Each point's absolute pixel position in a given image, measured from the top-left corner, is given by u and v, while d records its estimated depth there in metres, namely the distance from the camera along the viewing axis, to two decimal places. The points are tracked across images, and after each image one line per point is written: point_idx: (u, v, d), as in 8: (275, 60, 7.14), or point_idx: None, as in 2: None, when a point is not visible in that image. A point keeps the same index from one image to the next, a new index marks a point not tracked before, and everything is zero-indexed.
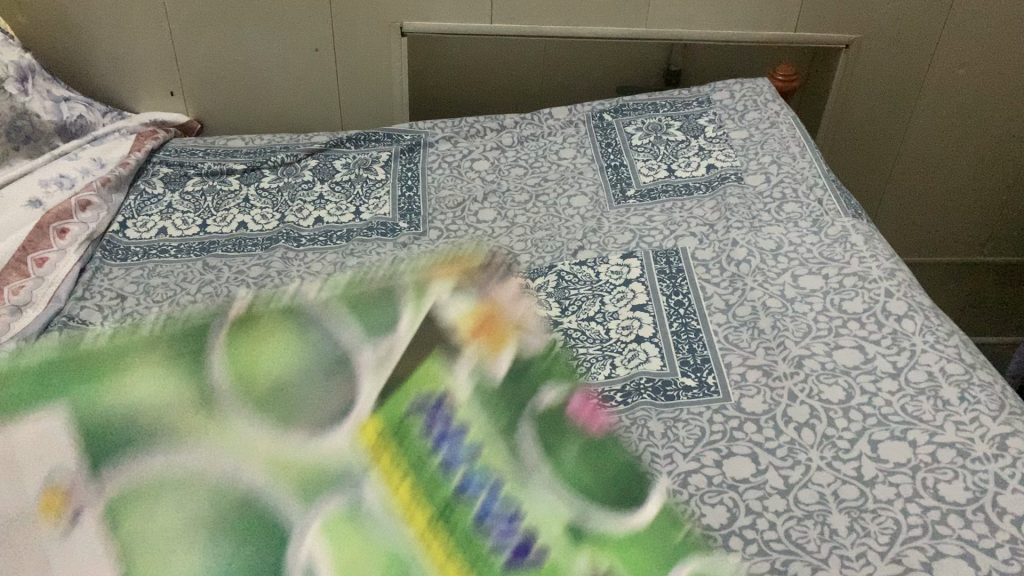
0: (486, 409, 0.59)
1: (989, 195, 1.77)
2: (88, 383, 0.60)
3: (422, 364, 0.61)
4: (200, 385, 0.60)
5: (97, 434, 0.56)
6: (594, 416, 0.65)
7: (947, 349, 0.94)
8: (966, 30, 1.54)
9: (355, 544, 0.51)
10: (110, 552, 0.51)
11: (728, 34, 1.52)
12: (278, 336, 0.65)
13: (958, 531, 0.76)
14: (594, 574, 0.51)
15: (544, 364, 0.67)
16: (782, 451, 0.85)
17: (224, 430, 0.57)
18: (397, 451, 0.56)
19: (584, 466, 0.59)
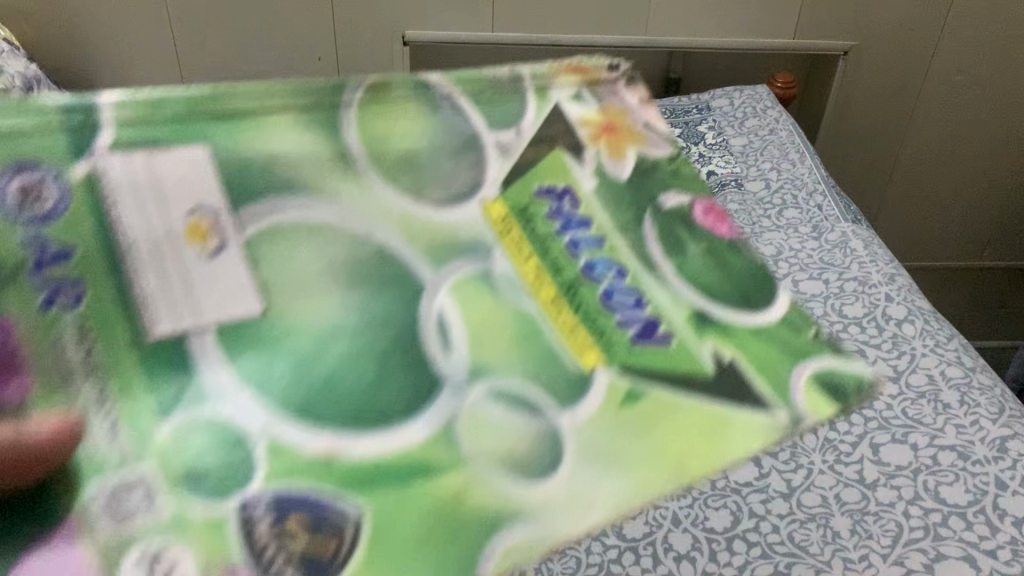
0: (610, 207, 0.60)
1: (988, 201, 1.78)
2: (222, 120, 0.55)
3: (546, 155, 0.61)
4: (338, 142, 0.57)
5: (236, 174, 0.54)
6: (723, 223, 0.62)
7: (947, 354, 0.95)
8: (963, 36, 1.55)
9: (485, 309, 0.55)
10: (254, 284, 0.52)
11: (728, 41, 1.54)
12: (411, 107, 0.60)
13: (959, 533, 0.77)
14: (718, 358, 0.52)
15: (669, 170, 0.64)
16: (785, 455, 0.86)
17: (363, 190, 0.56)
18: (522, 233, 0.58)
19: (713, 263, 0.59)
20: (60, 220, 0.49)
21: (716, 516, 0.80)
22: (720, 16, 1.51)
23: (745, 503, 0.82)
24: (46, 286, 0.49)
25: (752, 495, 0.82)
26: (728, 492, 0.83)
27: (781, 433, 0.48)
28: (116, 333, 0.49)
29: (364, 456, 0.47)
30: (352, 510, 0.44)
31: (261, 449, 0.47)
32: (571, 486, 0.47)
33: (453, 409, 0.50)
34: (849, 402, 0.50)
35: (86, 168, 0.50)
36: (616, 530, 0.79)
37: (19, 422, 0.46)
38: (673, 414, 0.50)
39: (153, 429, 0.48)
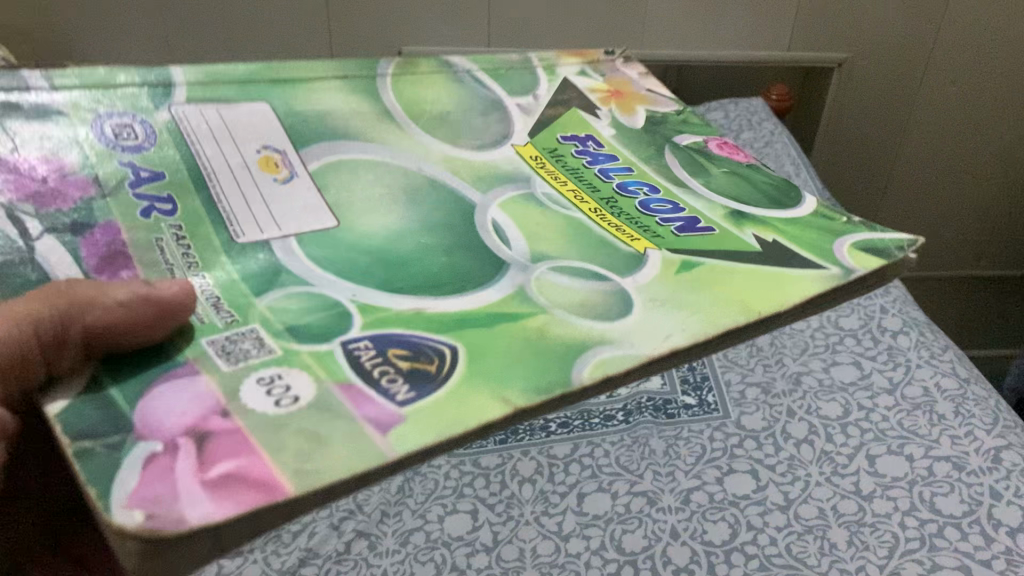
0: (630, 147, 0.68)
1: (984, 210, 1.79)
2: (277, 86, 0.63)
3: (566, 113, 0.71)
4: (380, 104, 0.65)
5: (298, 123, 0.61)
6: (734, 152, 0.71)
7: (941, 365, 0.95)
8: (956, 46, 1.56)
9: (534, 216, 0.58)
10: (325, 204, 0.55)
11: (722, 54, 1.55)
12: (436, 84, 0.70)
13: (955, 543, 0.77)
14: (760, 235, 0.56)
15: (679, 119, 0.74)
16: (782, 467, 0.87)
17: (407, 137, 0.63)
18: (555, 165, 0.64)
19: (733, 180, 0.66)
20: (146, 150, 0.54)
21: (715, 529, 0.81)
22: (715, 30, 1.52)
23: (743, 516, 0.82)
24: (143, 200, 0.52)
25: (750, 508, 0.83)
26: (726, 505, 0.84)
27: (837, 280, 0.49)
28: (206, 234, 0.51)
29: (452, 311, 0.47)
30: (448, 346, 0.43)
31: (353, 306, 0.46)
32: (649, 318, 0.47)
33: (525, 280, 0.50)
34: (894, 256, 0.52)
35: (167, 116, 0.56)
36: (616, 544, 0.81)
37: (147, 284, 0.44)
38: (731, 274, 0.51)
39: (251, 300, 0.46)
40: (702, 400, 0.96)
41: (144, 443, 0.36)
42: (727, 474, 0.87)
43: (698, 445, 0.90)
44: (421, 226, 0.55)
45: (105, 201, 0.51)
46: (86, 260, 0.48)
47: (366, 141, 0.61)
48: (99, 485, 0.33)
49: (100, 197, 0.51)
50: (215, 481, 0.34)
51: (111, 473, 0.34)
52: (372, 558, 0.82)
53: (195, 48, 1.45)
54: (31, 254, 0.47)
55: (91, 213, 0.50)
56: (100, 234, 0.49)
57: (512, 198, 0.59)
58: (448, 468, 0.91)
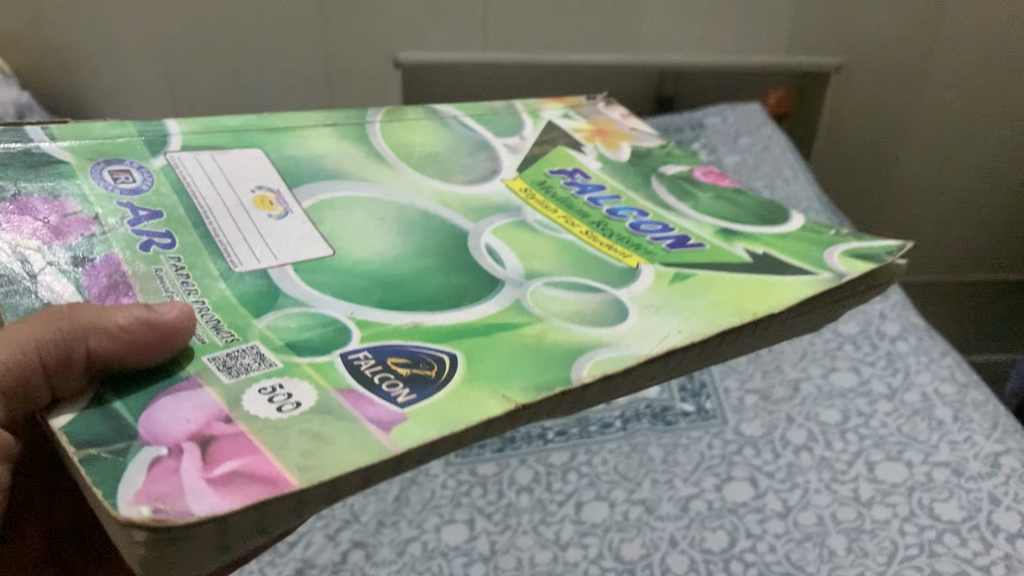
0: (617, 179, 0.72)
1: (984, 214, 1.78)
2: (272, 136, 0.67)
3: (553, 152, 0.75)
4: (370, 150, 0.69)
5: (292, 168, 0.64)
6: (720, 180, 0.74)
7: (940, 370, 0.94)
8: (955, 49, 1.56)
9: (526, 238, 0.60)
10: (322, 237, 0.57)
11: (718, 60, 1.54)
12: (422, 131, 0.74)
13: (954, 550, 0.76)
14: (751, 250, 0.59)
15: (662, 154, 0.78)
16: (781, 474, 0.86)
17: (397, 176, 0.66)
18: (543, 195, 0.67)
19: (719, 204, 0.69)
20: (145, 191, 0.56)
21: (713, 538, 0.81)
22: (712, 34, 1.52)
23: (741, 524, 0.82)
24: (142, 234, 0.52)
25: (749, 515, 0.83)
26: (725, 512, 0.83)
27: (824, 284, 0.51)
28: (204, 262, 0.52)
29: (450, 322, 0.48)
30: (447, 354, 0.45)
31: (350, 322, 0.47)
32: (645, 323, 0.48)
33: (520, 294, 0.52)
34: (881, 260, 0.54)
35: (163, 163, 0.60)
36: (613, 552, 0.81)
37: (147, 308, 0.44)
38: (722, 285, 0.52)
39: (249, 321, 0.47)
40: (700, 406, 0.95)
41: (149, 448, 0.36)
42: (725, 481, 0.86)
43: (696, 452, 0.90)
44: (412, 253, 0.56)
45: (105, 236, 0.51)
46: (88, 289, 0.49)
47: (358, 179, 0.64)
48: (106, 486, 0.34)
49: (100, 233, 0.51)
50: (220, 479, 0.34)
51: (117, 473, 0.34)
52: (369, 568, 0.81)
53: (191, 54, 1.44)
54: (34, 288, 0.47)
55: (92, 247, 0.50)
56: (102, 265, 0.50)
57: (502, 224, 0.62)
58: (445, 477, 0.91)
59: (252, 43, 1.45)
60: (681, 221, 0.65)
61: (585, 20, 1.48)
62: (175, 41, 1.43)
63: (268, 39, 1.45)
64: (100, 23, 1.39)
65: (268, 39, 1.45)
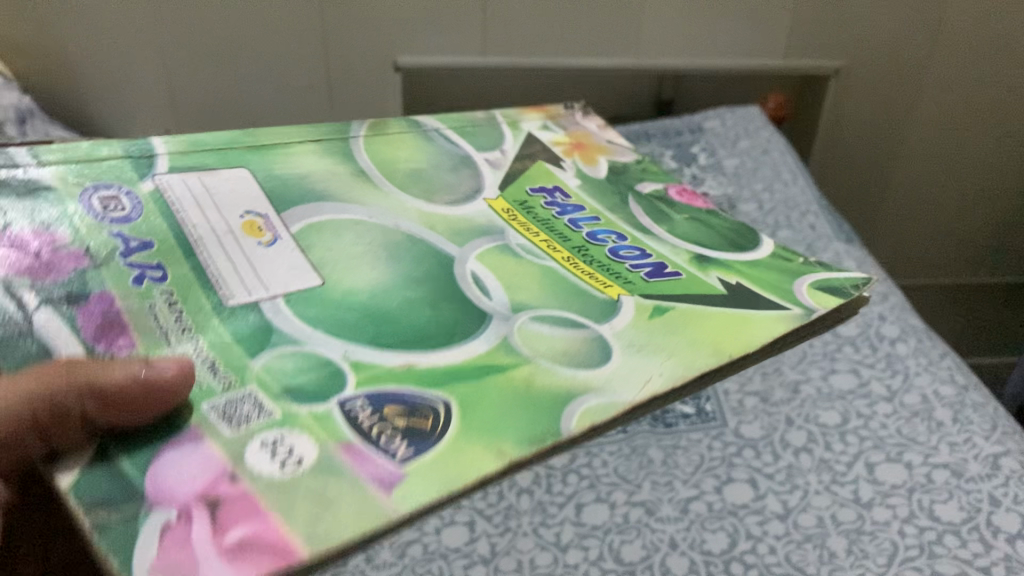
0: (597, 200, 0.80)
1: (982, 218, 1.79)
2: (261, 150, 0.73)
3: (535, 168, 0.83)
4: (355, 166, 0.76)
5: (281, 188, 0.69)
6: (692, 198, 0.84)
7: (939, 372, 0.95)
8: (954, 54, 1.56)
9: (512, 265, 0.66)
10: (309, 264, 0.62)
11: (716, 63, 1.54)
12: (408, 146, 0.82)
13: (954, 551, 0.76)
14: (723, 279, 0.66)
15: (637, 169, 0.89)
16: (781, 475, 0.86)
17: (383, 194, 0.73)
18: (529, 219, 0.73)
19: (693, 227, 0.76)
20: (136, 220, 0.61)
21: (714, 539, 0.81)
22: (710, 37, 1.52)
23: (742, 525, 0.82)
24: (134, 267, 0.57)
25: (749, 517, 0.83)
26: (725, 514, 0.83)
27: (798, 319, 0.58)
28: (197, 299, 0.56)
29: (440, 364, 0.53)
30: (441, 401, 0.50)
31: (345, 365, 0.52)
32: (624, 366, 0.54)
33: (508, 331, 0.58)
34: (847, 293, 0.61)
35: (152, 186, 0.65)
36: (613, 554, 0.81)
37: (146, 362, 0.48)
38: (697, 321, 0.58)
39: (245, 362, 0.51)
40: (700, 409, 0.96)
41: (157, 512, 0.41)
42: (726, 483, 0.86)
43: (696, 454, 0.90)
44: (404, 280, 0.62)
45: (98, 271, 0.56)
46: (83, 329, 0.52)
47: (348, 202, 0.70)
48: (122, 556, 0.39)
49: (93, 266, 0.56)
50: (230, 549, 0.39)
51: (131, 542, 0.39)
52: (368, 570, 0.81)
53: (190, 58, 1.45)
54: (31, 328, 0.51)
55: (87, 283, 0.55)
56: (94, 304, 0.54)
57: (487, 249, 0.68)
58: None
59: (253, 47, 1.45)
60: (655, 245, 0.72)
61: (582, 23, 1.48)
62: (173, 44, 1.42)
63: (268, 43, 1.45)
64: (99, 27, 1.38)
65: (266, 43, 1.45)
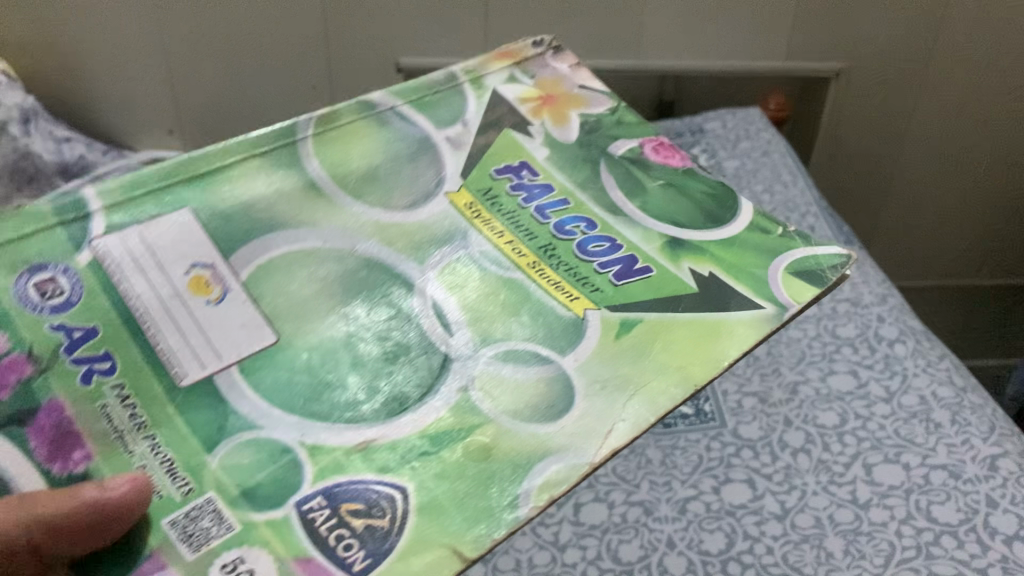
0: (567, 175, 0.72)
1: (981, 221, 1.79)
2: (200, 182, 0.64)
3: (498, 140, 0.73)
4: (306, 178, 0.67)
5: (225, 225, 0.62)
6: (670, 155, 0.75)
7: (937, 373, 0.95)
8: (955, 55, 1.56)
9: (471, 286, 0.62)
10: (261, 317, 0.59)
11: (715, 66, 1.55)
12: (362, 135, 0.71)
13: (951, 551, 0.77)
14: (698, 271, 0.63)
15: (612, 124, 0.77)
16: (779, 476, 0.86)
17: (334, 208, 0.65)
18: (490, 211, 0.67)
19: (668, 199, 0.71)
20: (77, 303, 0.56)
21: (711, 539, 0.81)
22: (710, 39, 1.52)
23: (739, 525, 0.82)
24: (80, 364, 0.54)
25: (747, 517, 0.83)
26: (723, 514, 0.84)
27: (772, 321, 0.59)
28: (149, 386, 0.54)
29: (398, 440, 0.54)
30: (397, 489, 0.51)
31: (303, 454, 0.53)
32: (590, 416, 0.55)
33: (468, 381, 0.57)
34: (826, 283, 0.60)
35: (89, 256, 0.58)
36: (612, 554, 0.81)
37: (97, 483, 0.48)
38: (668, 336, 0.59)
39: (202, 458, 0.52)
40: (699, 409, 0.96)
41: None
42: (724, 483, 0.87)
43: (695, 455, 0.90)
44: (360, 331, 0.59)
45: (45, 377, 0.53)
46: (36, 450, 0.51)
47: (298, 226, 0.63)
48: None
49: (38, 373, 0.53)
50: None
51: None
52: None
53: (192, 59, 1.46)
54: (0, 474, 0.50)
55: (32, 395, 0.52)
56: (44, 419, 0.51)
57: (448, 261, 0.63)
58: None
59: (254, 49, 1.46)
60: (628, 231, 0.67)
61: (581, 26, 1.49)
62: (176, 46, 1.44)
63: (269, 46, 1.46)
64: (105, 28, 1.41)
65: (266, 45, 1.46)
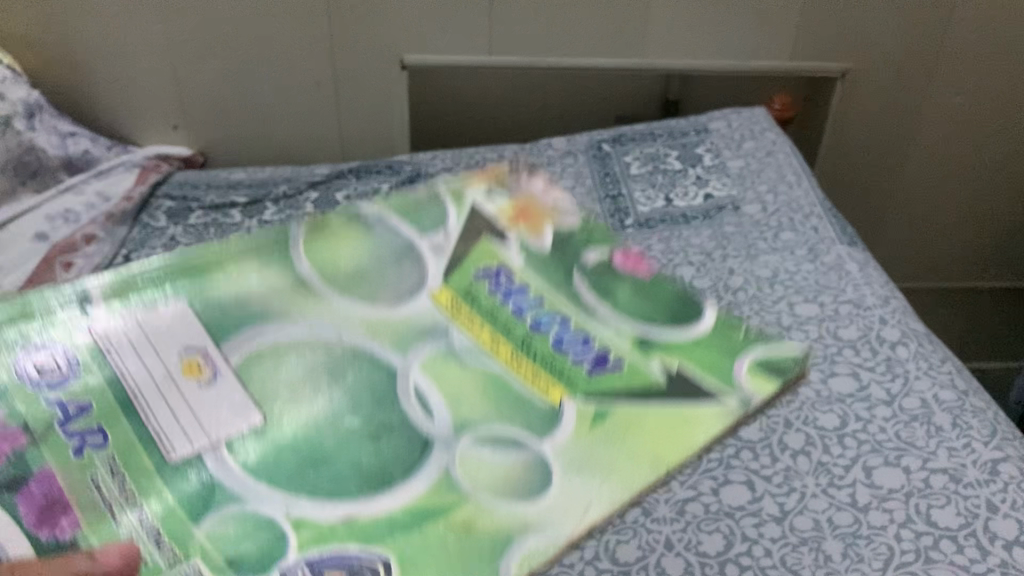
0: (545, 279, 0.91)
1: (987, 225, 1.78)
2: (197, 281, 0.87)
3: (478, 246, 0.94)
4: (295, 277, 0.89)
5: (218, 323, 0.83)
6: (637, 265, 0.95)
7: (940, 377, 0.94)
8: (961, 58, 1.56)
9: (454, 373, 0.81)
10: (246, 400, 0.77)
11: (721, 65, 1.54)
12: (350, 237, 0.94)
13: (950, 556, 0.77)
14: (666, 368, 0.81)
15: (582, 236, 0.98)
16: (778, 478, 0.86)
17: (323, 303, 0.86)
18: (471, 309, 0.87)
19: (636, 298, 0.90)
20: (75, 380, 0.77)
21: (709, 541, 0.81)
22: (715, 38, 1.52)
23: (738, 527, 0.82)
24: (74, 437, 0.73)
25: (745, 518, 0.82)
26: (722, 515, 0.83)
27: (733, 414, 0.76)
28: (143, 460, 0.72)
29: (379, 514, 0.67)
30: (381, 559, 0.64)
31: (288, 527, 0.66)
32: (564, 493, 0.70)
33: (453, 457, 0.73)
34: (787, 380, 0.80)
35: (88, 341, 0.80)
36: (609, 554, 0.80)
37: (93, 556, 0.64)
38: (635, 423, 0.76)
39: (187, 530, 0.66)
40: None
41: None
42: (723, 485, 0.86)
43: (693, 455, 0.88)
44: (345, 409, 0.76)
45: (38, 450, 0.72)
46: (24, 516, 0.67)
47: (278, 321, 0.83)
48: None
49: (32, 446, 0.72)
50: None
51: None
52: None
53: (197, 56, 1.46)
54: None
55: (26, 464, 0.71)
56: (36, 488, 0.69)
57: (429, 353, 0.82)
58: None
59: (258, 45, 1.46)
60: (597, 328, 0.86)
61: (585, 25, 1.48)
62: (181, 43, 1.45)
63: (273, 42, 1.46)
64: (111, 26, 1.42)
65: (270, 41, 1.46)
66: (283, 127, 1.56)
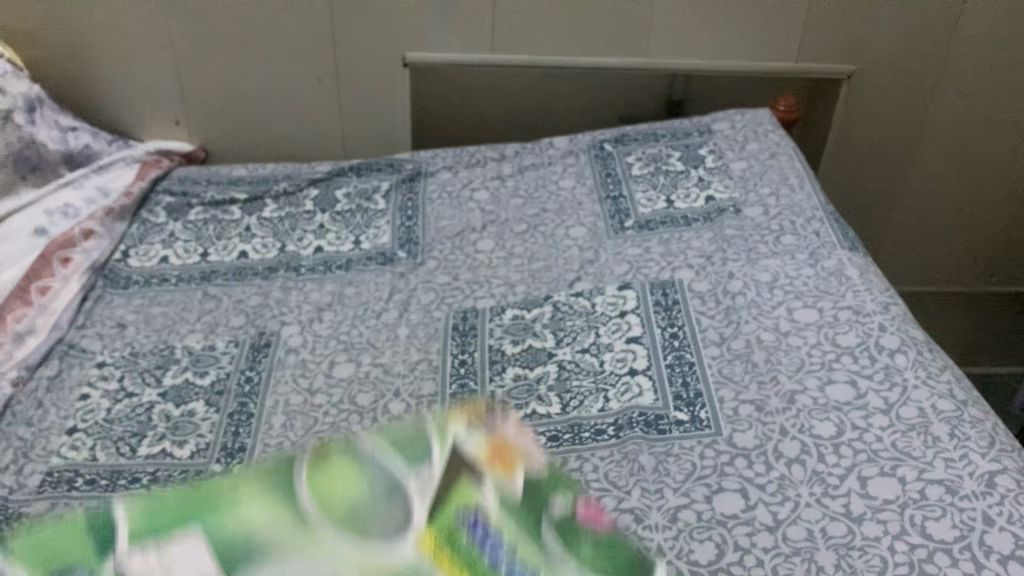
0: (515, 523, 0.62)
1: (991, 230, 1.77)
2: (208, 514, 0.61)
3: (455, 482, 0.64)
4: (296, 516, 0.61)
5: (226, 552, 0.59)
6: (598, 516, 0.64)
7: (938, 386, 0.93)
8: (968, 60, 1.54)
9: None
10: None
11: (726, 65, 1.53)
12: (343, 468, 0.64)
13: (944, 570, 0.75)
14: None
15: (553, 476, 0.66)
16: (772, 487, 0.85)
17: (315, 545, 0.60)
18: (451, 557, 0.60)
19: (596, 559, 0.62)
20: None
21: (701, 549, 0.80)
22: (718, 39, 1.51)
23: (730, 536, 0.81)
24: None
25: (738, 527, 0.82)
26: (714, 524, 0.83)
27: None
28: None
29: None
30: None
31: None
32: None
33: None
34: None
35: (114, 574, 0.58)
36: None
37: None
38: None
39: None
40: (694, 416, 0.95)
41: None
42: (716, 492, 0.86)
43: (688, 463, 0.89)
44: None
45: None
46: None
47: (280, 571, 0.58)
48: None
49: None
50: None
51: None
52: None
53: (198, 51, 1.46)
54: None
55: None
56: None
57: None
58: None
59: (259, 41, 1.45)
60: None
61: (588, 24, 1.47)
62: (182, 38, 1.44)
63: (274, 38, 1.45)
64: (113, 21, 1.42)
65: (271, 36, 1.45)
66: (284, 125, 1.55)
